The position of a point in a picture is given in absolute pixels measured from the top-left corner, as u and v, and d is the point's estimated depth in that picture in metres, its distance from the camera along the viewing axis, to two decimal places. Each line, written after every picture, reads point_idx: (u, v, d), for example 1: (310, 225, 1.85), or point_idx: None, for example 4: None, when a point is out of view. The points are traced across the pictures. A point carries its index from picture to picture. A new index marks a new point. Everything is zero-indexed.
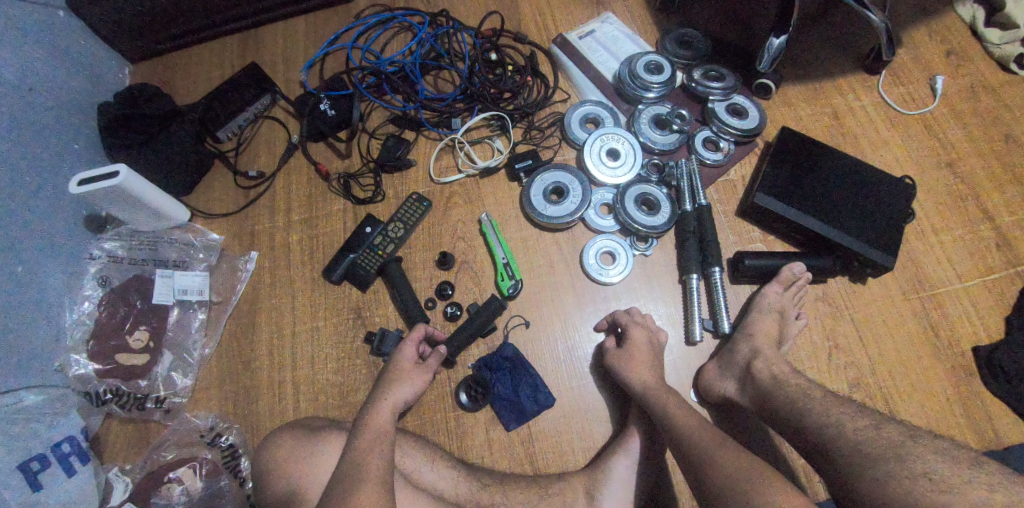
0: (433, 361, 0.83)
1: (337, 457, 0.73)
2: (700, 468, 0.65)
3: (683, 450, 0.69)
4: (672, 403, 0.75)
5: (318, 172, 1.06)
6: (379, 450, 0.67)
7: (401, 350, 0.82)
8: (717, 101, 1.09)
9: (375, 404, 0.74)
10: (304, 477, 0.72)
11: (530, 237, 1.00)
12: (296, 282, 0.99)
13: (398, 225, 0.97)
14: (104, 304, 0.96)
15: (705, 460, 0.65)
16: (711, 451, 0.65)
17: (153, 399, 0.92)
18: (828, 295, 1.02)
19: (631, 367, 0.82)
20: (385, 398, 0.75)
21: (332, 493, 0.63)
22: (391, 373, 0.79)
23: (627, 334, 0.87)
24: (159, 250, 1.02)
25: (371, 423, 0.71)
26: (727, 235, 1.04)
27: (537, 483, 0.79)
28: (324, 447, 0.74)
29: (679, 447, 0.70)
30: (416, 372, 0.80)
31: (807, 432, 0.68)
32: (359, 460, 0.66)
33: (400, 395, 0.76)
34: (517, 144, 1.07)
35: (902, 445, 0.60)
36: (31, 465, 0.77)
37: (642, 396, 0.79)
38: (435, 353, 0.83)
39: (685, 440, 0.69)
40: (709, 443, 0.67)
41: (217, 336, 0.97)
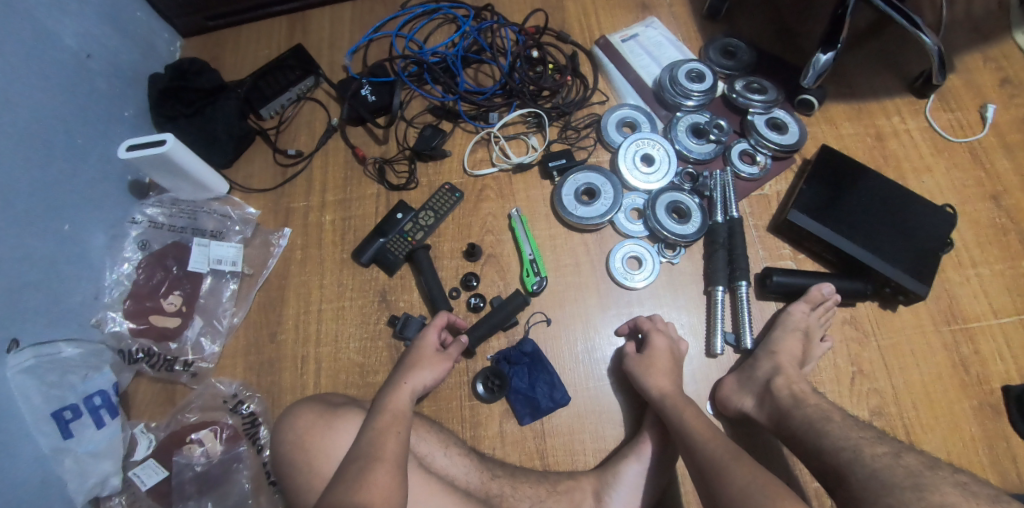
0: (454, 350, 0.84)
1: (354, 436, 0.75)
2: (713, 479, 0.65)
3: (697, 461, 0.69)
4: (689, 412, 0.75)
5: (354, 156, 1.08)
6: (395, 432, 0.69)
7: (424, 336, 0.83)
8: (757, 115, 1.08)
9: (395, 386, 0.76)
10: (322, 451, 0.74)
11: (559, 235, 1.00)
12: (326, 261, 1.01)
13: (429, 214, 0.99)
14: (143, 267, 1.00)
15: (719, 472, 0.65)
16: (723, 463, 0.65)
17: (182, 361, 0.96)
18: (856, 319, 1.00)
19: (651, 374, 0.82)
20: (405, 382, 0.76)
21: (347, 469, 0.65)
22: (413, 357, 0.81)
23: (648, 341, 0.87)
24: (198, 219, 1.05)
25: (389, 405, 0.73)
26: (757, 250, 1.02)
27: (547, 480, 0.80)
28: (342, 424, 0.76)
29: (692, 458, 0.70)
30: (436, 359, 0.81)
31: (823, 454, 0.68)
32: (376, 440, 0.67)
33: (420, 380, 0.77)
34: (552, 142, 1.07)
35: (921, 474, 0.59)
36: (65, 413, 0.81)
37: (659, 403, 0.79)
38: (457, 343, 0.84)
39: (700, 452, 0.69)
40: (724, 455, 0.66)
41: (247, 306, 1.00)
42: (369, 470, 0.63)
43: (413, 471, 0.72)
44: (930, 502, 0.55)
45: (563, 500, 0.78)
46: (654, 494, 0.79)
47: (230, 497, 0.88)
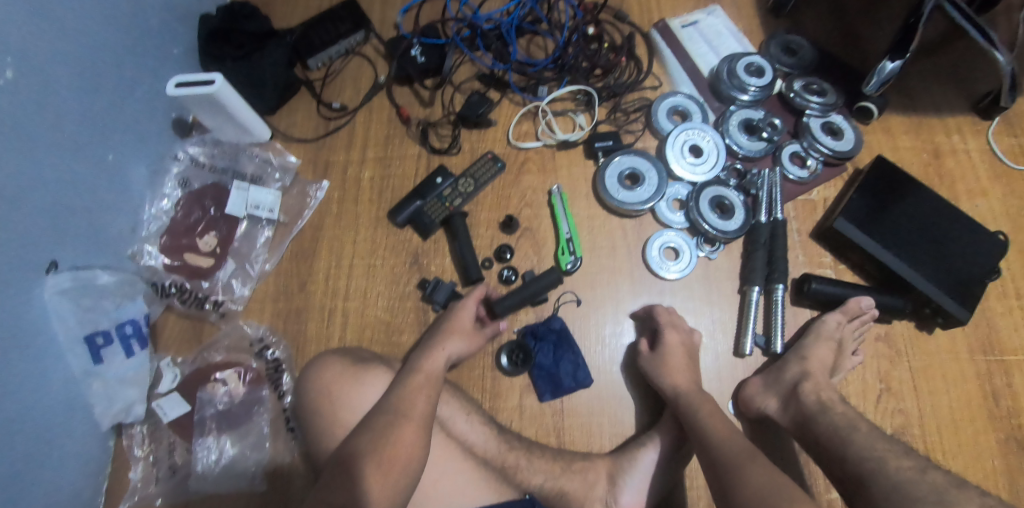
0: (489, 330, 0.85)
1: (380, 393, 0.78)
2: (726, 471, 0.65)
3: (710, 456, 0.68)
4: (705, 406, 0.75)
5: (398, 116, 1.07)
6: (424, 393, 0.69)
7: (462, 308, 0.83)
8: (813, 117, 1.05)
9: (431, 351, 0.76)
10: (347, 404, 0.76)
11: (597, 217, 0.98)
12: (360, 217, 1.00)
13: (469, 181, 0.98)
14: (181, 205, 1.01)
15: (731, 466, 0.64)
16: (735, 459, 0.65)
17: (212, 301, 0.97)
18: (890, 336, 0.97)
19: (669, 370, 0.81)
20: (442, 348, 0.77)
21: (374, 420, 0.65)
22: (449, 325, 0.81)
23: (661, 336, 0.85)
24: (239, 162, 1.05)
25: (421, 368, 0.73)
26: (798, 255, 0.99)
27: (562, 457, 0.81)
28: (369, 382, 0.78)
29: (705, 452, 0.69)
30: (473, 333, 0.82)
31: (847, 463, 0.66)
32: (406, 397, 0.68)
33: (455, 349, 0.78)
34: (600, 122, 1.05)
35: (945, 492, 0.57)
36: (97, 339, 0.84)
37: (673, 398, 0.79)
38: (494, 325, 0.86)
39: (712, 447, 0.69)
40: (738, 450, 0.66)
41: (280, 254, 0.99)
42: (396, 424, 0.64)
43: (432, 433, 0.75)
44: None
45: (576, 479, 0.79)
46: (666, 485, 0.80)
47: (249, 438, 0.90)
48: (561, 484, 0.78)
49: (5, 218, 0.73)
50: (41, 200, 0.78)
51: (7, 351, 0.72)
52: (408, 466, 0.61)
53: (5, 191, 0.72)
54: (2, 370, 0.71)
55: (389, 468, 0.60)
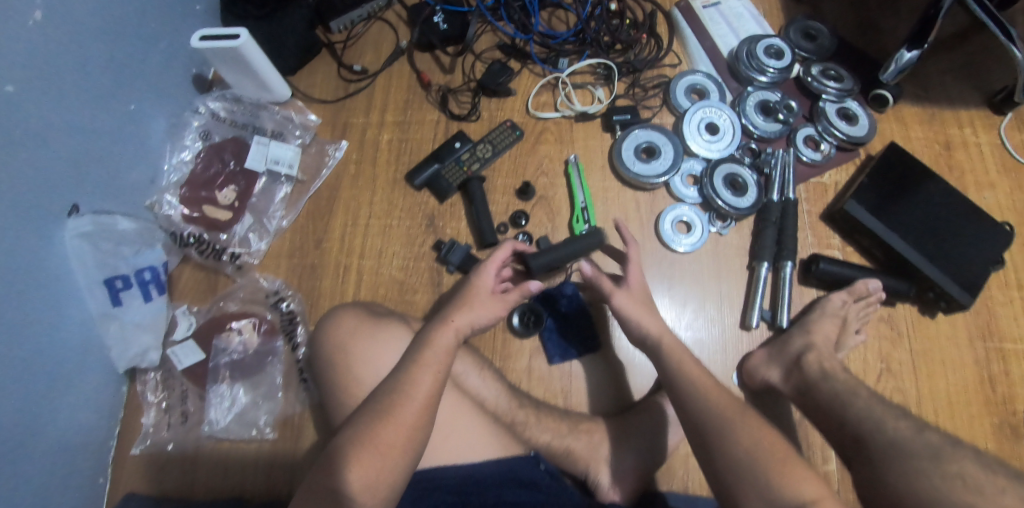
0: (512, 294, 0.80)
1: (397, 357, 0.78)
2: (709, 427, 0.61)
3: (692, 416, 0.63)
4: (680, 357, 0.70)
5: (419, 81, 1.08)
6: (433, 367, 0.69)
7: (480, 275, 0.80)
8: (829, 102, 1.06)
9: (442, 323, 0.75)
10: (359, 360, 0.78)
11: (611, 189, 1.00)
12: (377, 178, 1.01)
13: (487, 147, 1.00)
14: (201, 156, 1.02)
15: (714, 424, 0.61)
16: (714, 406, 0.63)
17: (229, 253, 0.98)
18: (892, 318, 0.99)
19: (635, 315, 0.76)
20: (453, 319, 0.75)
21: (383, 390, 0.68)
22: (466, 294, 0.79)
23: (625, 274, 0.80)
24: (259, 118, 1.06)
25: (432, 343, 0.72)
26: (807, 235, 1.01)
27: (569, 417, 0.84)
28: (387, 340, 0.79)
29: (683, 405, 0.65)
30: (492, 302, 0.79)
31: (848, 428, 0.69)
32: (419, 364, 0.70)
33: (468, 320, 0.76)
34: (618, 97, 1.06)
35: (941, 449, 0.59)
36: (117, 282, 0.86)
37: (655, 347, 0.73)
38: (519, 288, 0.80)
39: (686, 399, 0.65)
40: (723, 404, 0.63)
41: (296, 211, 1.00)
42: (394, 404, 0.64)
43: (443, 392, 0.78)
44: (948, 474, 0.56)
45: (582, 439, 0.81)
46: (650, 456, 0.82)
47: (261, 388, 0.92)
48: (567, 443, 0.81)
49: (31, 155, 0.74)
50: (64, 142, 0.79)
51: (26, 288, 0.73)
52: (414, 432, 0.63)
53: (29, 129, 0.73)
54: (18, 306, 0.72)
55: (395, 428, 0.63)
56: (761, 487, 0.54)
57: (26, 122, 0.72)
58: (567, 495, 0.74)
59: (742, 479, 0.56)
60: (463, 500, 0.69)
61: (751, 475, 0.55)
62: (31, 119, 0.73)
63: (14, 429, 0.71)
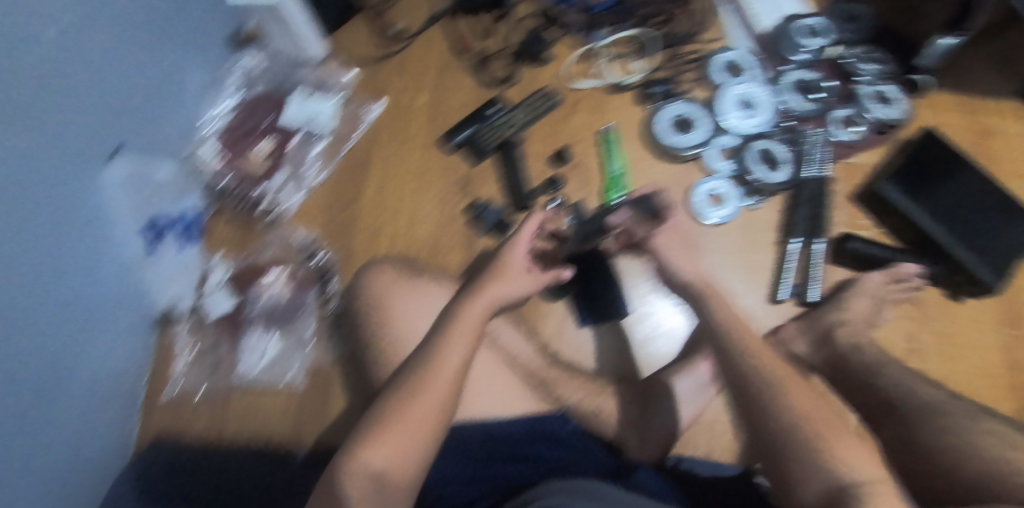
0: (544, 275, 0.82)
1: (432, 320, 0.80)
2: (758, 391, 0.57)
3: (743, 377, 0.59)
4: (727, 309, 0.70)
5: (456, 46, 1.09)
6: (469, 333, 0.69)
7: (510, 252, 0.79)
8: (866, 83, 1.04)
9: (476, 295, 0.74)
10: (397, 317, 0.81)
11: (645, 159, 1.01)
12: (414, 139, 1.03)
13: (523, 112, 1.01)
14: (239, 112, 1.04)
15: (766, 389, 0.57)
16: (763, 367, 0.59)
17: (265, 205, 0.99)
18: (919, 299, 0.99)
19: (675, 259, 0.79)
20: (487, 292, 0.75)
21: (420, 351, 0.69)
22: (497, 267, 0.78)
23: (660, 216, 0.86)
24: (296, 75, 1.07)
25: (463, 317, 0.71)
26: (838, 214, 1.01)
27: (596, 381, 0.86)
28: (424, 298, 0.83)
29: (733, 368, 0.61)
30: (525, 278, 0.79)
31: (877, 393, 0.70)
32: (457, 321, 0.71)
33: (502, 294, 0.76)
34: (655, 69, 1.07)
35: None
36: (155, 229, 0.90)
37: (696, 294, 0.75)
38: (550, 271, 0.83)
39: (737, 361, 0.61)
40: (778, 370, 0.59)
41: (332, 167, 1.02)
42: (426, 375, 0.65)
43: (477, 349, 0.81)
44: None
45: (610, 400, 0.83)
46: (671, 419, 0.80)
47: (293, 338, 0.95)
48: (597, 403, 0.83)
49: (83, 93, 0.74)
50: (110, 85, 0.78)
51: (70, 223, 0.73)
52: (451, 391, 0.64)
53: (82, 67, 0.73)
54: (63, 246, 0.72)
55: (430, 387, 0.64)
56: (811, 460, 0.51)
57: (81, 59, 0.72)
58: (597, 455, 0.75)
59: (793, 449, 0.52)
60: (495, 454, 0.71)
61: (801, 444, 0.52)
62: (84, 55, 0.73)
63: (52, 363, 0.71)
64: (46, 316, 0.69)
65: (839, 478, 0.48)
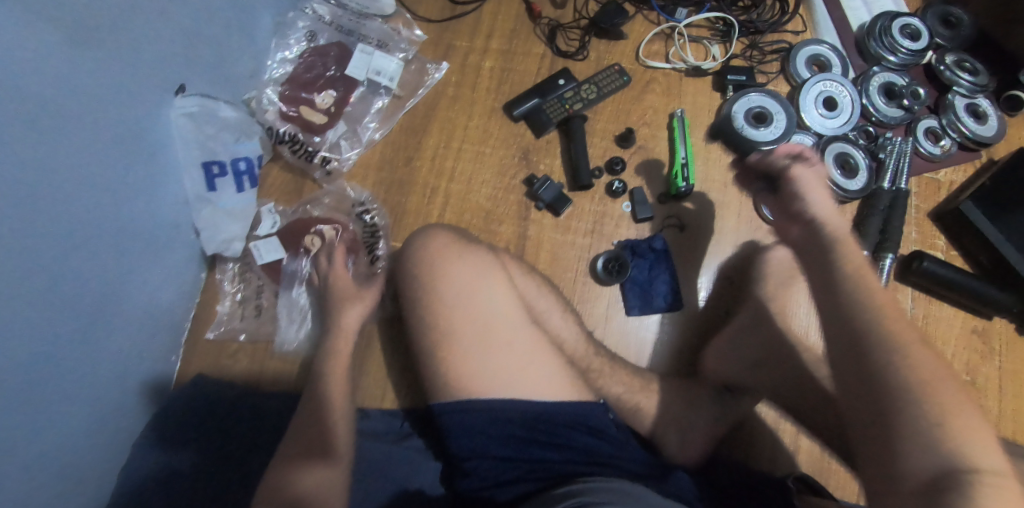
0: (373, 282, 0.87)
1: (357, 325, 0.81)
2: (874, 361, 0.46)
3: (853, 333, 0.48)
4: (857, 259, 0.51)
5: (528, 12, 1.06)
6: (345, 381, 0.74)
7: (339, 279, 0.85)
8: (960, 95, 0.98)
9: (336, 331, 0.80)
10: (446, 280, 0.79)
11: (714, 150, 0.98)
12: (476, 104, 1.01)
13: (592, 88, 0.99)
14: (304, 56, 1.00)
15: (886, 358, 0.45)
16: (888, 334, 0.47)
17: (321, 157, 0.97)
18: (986, 332, 0.91)
19: (811, 190, 0.54)
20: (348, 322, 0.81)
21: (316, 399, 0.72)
22: (339, 297, 0.84)
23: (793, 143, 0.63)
24: (365, 26, 1.04)
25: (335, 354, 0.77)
26: (911, 231, 0.95)
27: (641, 376, 0.84)
28: (465, 265, 0.80)
29: (847, 327, 0.48)
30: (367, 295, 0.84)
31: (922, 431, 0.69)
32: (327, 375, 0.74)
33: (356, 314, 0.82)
34: (734, 56, 1.03)
35: None
36: (213, 168, 0.88)
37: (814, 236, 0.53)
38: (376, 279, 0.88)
39: (855, 323, 0.48)
40: (900, 330, 0.47)
41: (391, 125, 1.00)
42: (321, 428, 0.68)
43: (528, 326, 0.78)
44: None
45: (652, 398, 0.81)
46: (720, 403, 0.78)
47: None
48: (638, 399, 0.81)
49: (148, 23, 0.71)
50: (178, 16, 0.76)
51: (130, 156, 0.73)
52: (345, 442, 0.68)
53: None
54: (118, 173, 0.71)
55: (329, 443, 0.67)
56: (924, 440, 0.42)
57: None
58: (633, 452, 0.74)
59: (901, 424, 0.43)
60: (533, 433, 0.71)
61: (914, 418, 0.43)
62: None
63: (108, 296, 0.72)
64: (105, 246, 0.71)
65: (959, 464, 0.40)
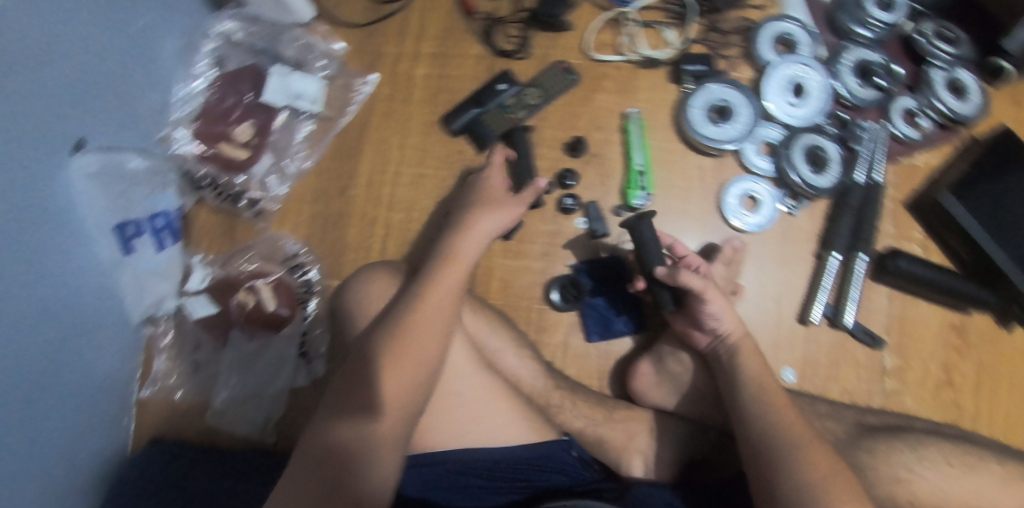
0: (527, 194, 0.75)
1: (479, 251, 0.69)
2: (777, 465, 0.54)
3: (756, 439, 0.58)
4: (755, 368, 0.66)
5: (461, 8, 0.95)
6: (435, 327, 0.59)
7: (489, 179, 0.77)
8: (938, 69, 0.90)
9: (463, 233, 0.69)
10: None
11: (673, 150, 0.90)
12: (411, 121, 0.92)
13: (536, 92, 0.90)
14: (215, 86, 0.91)
15: (782, 462, 0.54)
16: (767, 411, 0.60)
17: (247, 198, 0.90)
18: (964, 326, 0.87)
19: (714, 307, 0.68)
20: (477, 226, 0.70)
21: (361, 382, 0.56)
22: (479, 198, 0.75)
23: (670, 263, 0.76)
24: (279, 43, 0.94)
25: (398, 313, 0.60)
26: (887, 224, 0.89)
27: (604, 405, 0.79)
28: None
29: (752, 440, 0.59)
30: (506, 205, 0.74)
31: (892, 457, 0.67)
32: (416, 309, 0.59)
33: (491, 225, 0.71)
34: (692, 41, 0.93)
35: None
36: (127, 228, 0.80)
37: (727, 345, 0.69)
38: (532, 186, 0.75)
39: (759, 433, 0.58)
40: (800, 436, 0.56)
41: (320, 151, 0.92)
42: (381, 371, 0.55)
43: (477, 370, 0.72)
44: None
45: (617, 429, 0.77)
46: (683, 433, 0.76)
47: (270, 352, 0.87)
48: (601, 432, 0.77)
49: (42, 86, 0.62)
50: (73, 66, 0.67)
51: (42, 231, 0.65)
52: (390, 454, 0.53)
53: (41, 57, 0.61)
54: (35, 257, 0.64)
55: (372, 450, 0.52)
56: None
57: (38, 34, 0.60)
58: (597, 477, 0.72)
59: None
60: (491, 481, 0.66)
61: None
62: (34, 28, 0.59)
63: (49, 389, 0.66)
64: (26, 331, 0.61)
65: None
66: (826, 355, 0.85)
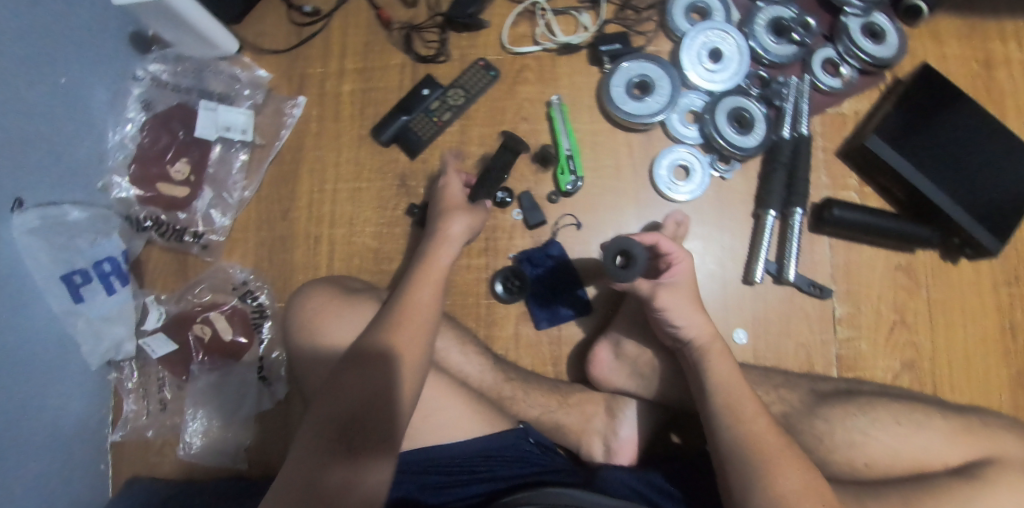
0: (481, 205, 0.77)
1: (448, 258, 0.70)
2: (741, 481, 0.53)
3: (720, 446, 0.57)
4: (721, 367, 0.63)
5: (378, 20, 0.96)
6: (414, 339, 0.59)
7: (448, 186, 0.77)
8: (853, 16, 0.90)
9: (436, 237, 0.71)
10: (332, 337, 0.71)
11: (601, 131, 0.91)
12: (342, 137, 0.93)
13: (458, 93, 0.91)
14: (147, 130, 0.93)
15: (743, 469, 0.53)
16: (715, 389, 0.62)
17: (192, 232, 0.93)
18: (910, 266, 0.87)
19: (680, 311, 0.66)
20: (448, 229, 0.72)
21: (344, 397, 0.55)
22: (441, 207, 0.75)
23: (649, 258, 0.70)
24: (205, 80, 0.96)
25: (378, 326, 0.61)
26: (820, 176, 0.90)
27: (559, 390, 0.80)
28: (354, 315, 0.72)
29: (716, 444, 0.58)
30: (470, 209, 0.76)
31: (847, 422, 0.68)
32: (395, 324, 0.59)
33: (461, 225, 0.72)
34: (607, 22, 0.94)
35: None
36: (75, 278, 0.79)
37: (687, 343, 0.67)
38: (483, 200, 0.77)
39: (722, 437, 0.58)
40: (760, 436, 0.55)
41: (259, 179, 0.93)
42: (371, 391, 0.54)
43: None
44: None
45: (573, 413, 0.78)
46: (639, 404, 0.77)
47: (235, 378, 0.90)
48: (557, 417, 0.78)
49: None
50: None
51: None
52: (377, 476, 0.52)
53: None
54: None
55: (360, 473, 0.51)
56: None
57: None
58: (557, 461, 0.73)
59: None
60: (450, 475, 0.67)
61: None
62: None
63: (13, 449, 0.67)
64: None
65: None
66: (775, 312, 0.86)
